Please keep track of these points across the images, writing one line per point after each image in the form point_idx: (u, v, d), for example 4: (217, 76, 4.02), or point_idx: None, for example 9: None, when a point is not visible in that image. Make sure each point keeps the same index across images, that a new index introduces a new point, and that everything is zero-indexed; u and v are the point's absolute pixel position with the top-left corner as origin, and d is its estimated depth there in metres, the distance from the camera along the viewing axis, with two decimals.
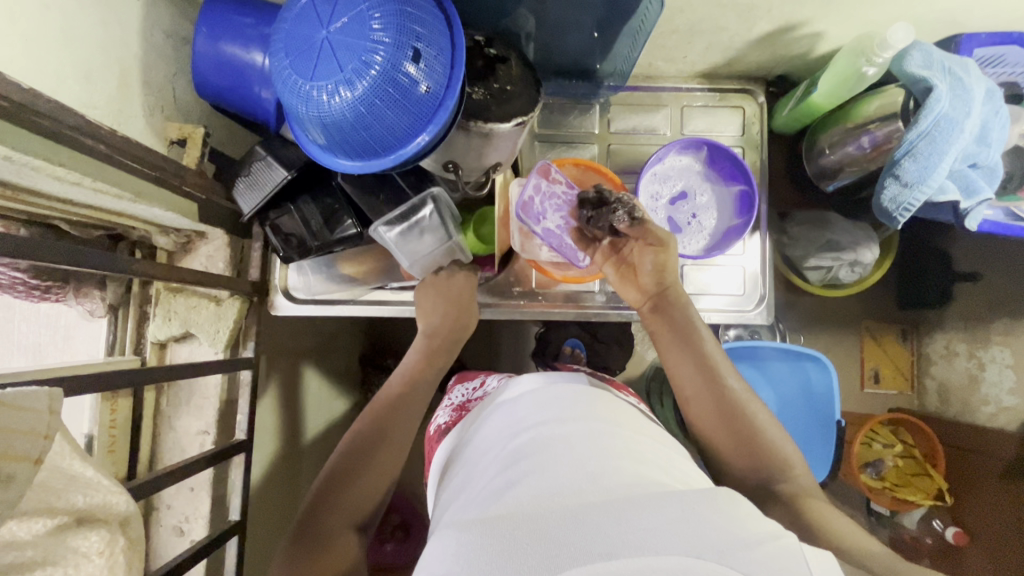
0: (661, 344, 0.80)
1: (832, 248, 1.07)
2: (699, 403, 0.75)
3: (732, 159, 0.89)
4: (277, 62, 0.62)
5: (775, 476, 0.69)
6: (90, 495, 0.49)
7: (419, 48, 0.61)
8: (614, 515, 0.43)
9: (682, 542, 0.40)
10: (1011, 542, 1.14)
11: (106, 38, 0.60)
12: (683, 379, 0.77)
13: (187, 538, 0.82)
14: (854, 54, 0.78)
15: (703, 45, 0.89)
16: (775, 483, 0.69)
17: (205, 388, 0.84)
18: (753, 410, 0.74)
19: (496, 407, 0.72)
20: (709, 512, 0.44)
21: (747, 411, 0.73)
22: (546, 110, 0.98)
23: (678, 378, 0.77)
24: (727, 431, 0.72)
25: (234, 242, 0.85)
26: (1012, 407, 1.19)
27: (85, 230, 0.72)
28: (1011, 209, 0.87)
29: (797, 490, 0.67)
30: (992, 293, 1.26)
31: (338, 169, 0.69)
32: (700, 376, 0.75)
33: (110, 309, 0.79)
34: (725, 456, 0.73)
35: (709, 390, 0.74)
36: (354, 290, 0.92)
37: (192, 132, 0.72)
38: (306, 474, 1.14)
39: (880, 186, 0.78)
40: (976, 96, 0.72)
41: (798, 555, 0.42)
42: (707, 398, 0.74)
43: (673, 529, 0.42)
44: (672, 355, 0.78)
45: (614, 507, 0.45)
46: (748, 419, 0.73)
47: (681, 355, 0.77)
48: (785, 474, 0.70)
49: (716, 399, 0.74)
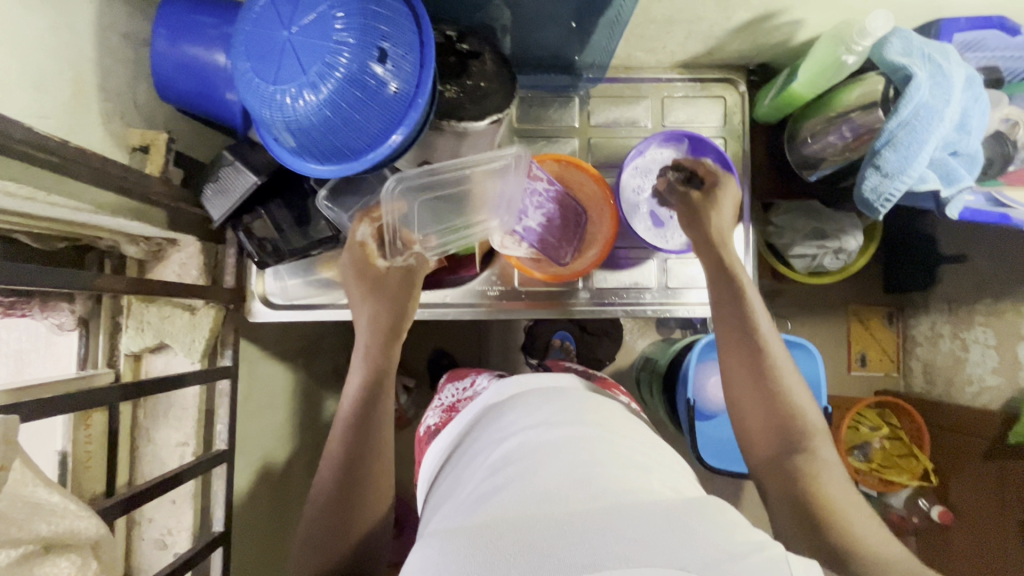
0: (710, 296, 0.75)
1: (817, 235, 1.07)
2: (736, 361, 0.70)
3: (713, 151, 0.87)
4: (238, 64, 0.60)
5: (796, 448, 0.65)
6: (56, 522, 0.48)
7: (386, 47, 0.59)
8: (601, 523, 0.43)
9: (667, 553, 0.40)
10: (995, 520, 1.15)
11: (55, 43, 0.58)
12: (723, 333, 0.72)
13: (171, 552, 0.81)
14: (835, 43, 0.77)
15: (682, 35, 0.87)
16: (790, 454, 0.65)
17: (183, 399, 0.83)
18: (786, 374, 0.69)
19: (487, 414, 0.71)
20: (697, 523, 0.44)
21: (779, 375, 0.68)
22: (524, 104, 0.95)
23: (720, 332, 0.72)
24: (757, 392, 0.68)
25: (208, 248, 0.83)
26: (995, 387, 1.19)
27: (49, 242, 0.69)
28: (992, 194, 0.88)
29: (814, 465, 0.64)
30: (976, 274, 1.23)
31: (309, 174, 0.67)
32: (741, 336, 0.70)
33: (80, 322, 0.77)
34: (744, 412, 0.69)
35: (747, 354, 0.69)
36: (333, 294, 0.89)
37: (155, 138, 0.70)
38: (296, 477, 1.13)
39: (860, 176, 0.78)
40: (956, 83, 0.71)
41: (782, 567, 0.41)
42: (742, 360, 0.69)
43: (658, 542, 0.41)
44: (719, 308, 0.73)
45: (599, 515, 0.44)
46: (779, 385, 0.68)
47: (726, 314, 0.72)
48: (808, 447, 0.65)
49: (752, 361, 0.69)
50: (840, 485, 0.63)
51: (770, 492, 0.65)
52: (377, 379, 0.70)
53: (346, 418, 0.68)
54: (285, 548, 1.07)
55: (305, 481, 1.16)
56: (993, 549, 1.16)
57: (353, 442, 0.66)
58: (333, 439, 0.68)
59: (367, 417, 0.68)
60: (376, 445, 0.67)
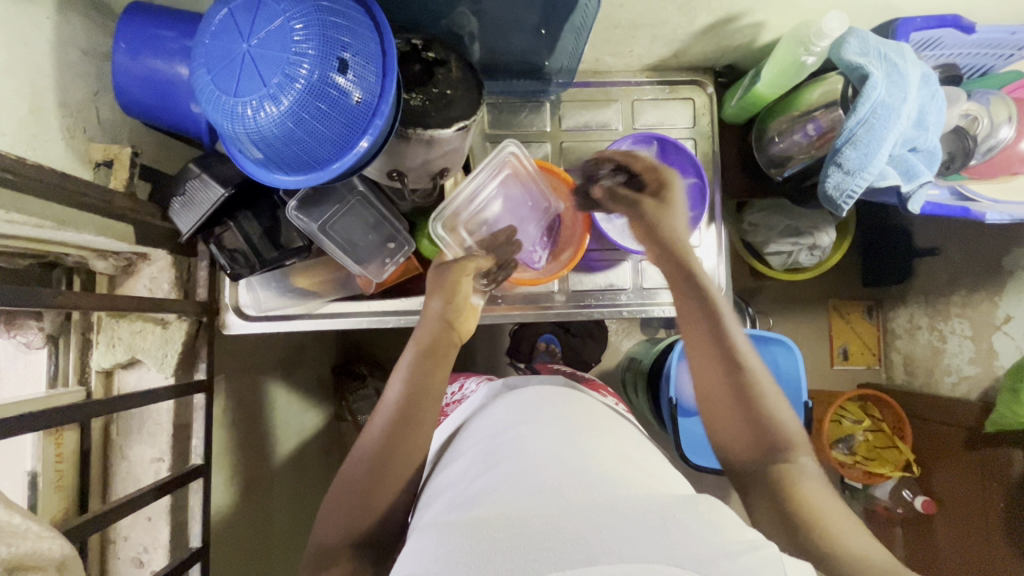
0: (682, 312, 0.74)
1: (791, 233, 1.09)
2: (715, 377, 0.70)
3: (682, 152, 0.89)
4: (198, 78, 0.60)
5: (775, 459, 0.66)
6: (18, 544, 0.47)
7: (346, 58, 0.60)
8: (595, 518, 0.43)
9: (662, 546, 0.40)
10: (976, 508, 1.17)
11: (11, 60, 0.57)
12: (699, 348, 0.72)
13: (148, 569, 0.80)
14: (794, 43, 0.79)
15: (649, 39, 0.88)
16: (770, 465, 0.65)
17: (157, 414, 0.82)
18: (765, 388, 0.69)
19: (479, 414, 0.71)
20: (692, 521, 0.44)
21: (759, 390, 0.69)
22: (495, 110, 0.96)
23: (694, 351, 0.72)
24: (734, 408, 0.68)
25: (180, 261, 0.82)
26: (972, 376, 1.22)
27: (12, 259, 0.68)
28: (956, 188, 0.92)
29: (793, 472, 0.64)
30: (951, 266, 1.27)
31: (276, 185, 0.67)
32: (721, 350, 0.70)
33: (49, 339, 0.76)
34: (718, 429, 0.70)
35: (726, 369, 0.69)
36: (309, 304, 0.89)
37: (119, 153, 0.70)
38: (279, 490, 1.11)
39: (824, 174, 0.79)
40: (911, 81, 0.73)
41: (775, 566, 0.41)
42: (721, 374, 0.69)
43: (652, 537, 0.41)
44: (693, 325, 0.73)
45: (594, 511, 0.44)
46: (756, 399, 0.68)
47: (704, 334, 0.72)
48: (790, 457, 0.66)
49: (731, 371, 0.69)
50: (823, 490, 0.63)
51: (754, 506, 0.65)
52: (425, 371, 0.70)
53: (388, 406, 0.68)
54: (269, 562, 1.06)
55: (289, 493, 1.15)
56: (974, 537, 1.17)
57: (395, 428, 0.65)
58: (372, 423, 0.67)
59: (413, 407, 0.67)
60: (417, 434, 0.66)
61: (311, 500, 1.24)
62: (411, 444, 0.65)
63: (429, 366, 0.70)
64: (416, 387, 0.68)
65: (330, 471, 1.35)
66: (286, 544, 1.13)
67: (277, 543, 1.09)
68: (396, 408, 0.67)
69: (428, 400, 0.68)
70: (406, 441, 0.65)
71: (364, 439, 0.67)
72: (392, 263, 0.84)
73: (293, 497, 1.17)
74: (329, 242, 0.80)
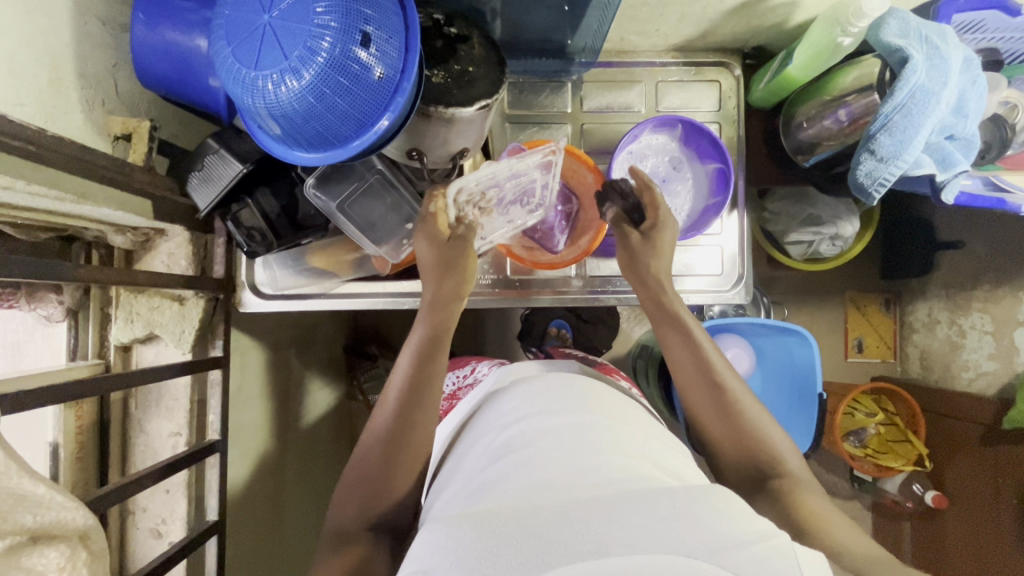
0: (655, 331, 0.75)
1: (813, 222, 1.06)
2: (711, 420, 0.69)
3: (707, 135, 0.86)
4: (219, 50, 0.59)
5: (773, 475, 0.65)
6: (41, 514, 0.48)
7: (368, 31, 0.58)
8: (605, 510, 0.42)
9: (672, 539, 0.39)
10: (988, 502, 1.16)
11: (29, 28, 0.56)
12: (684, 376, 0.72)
13: (165, 541, 0.82)
14: (830, 24, 0.76)
15: (676, 17, 0.85)
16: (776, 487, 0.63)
17: (174, 389, 0.82)
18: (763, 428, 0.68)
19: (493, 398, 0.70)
20: (705, 510, 0.42)
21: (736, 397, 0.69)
22: (515, 91, 0.94)
23: (674, 364, 0.73)
24: (716, 412, 0.69)
25: (196, 237, 0.82)
26: (991, 372, 1.18)
27: (32, 233, 0.68)
28: (990, 179, 0.86)
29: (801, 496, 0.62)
30: (975, 260, 1.21)
31: (294, 162, 0.66)
32: (693, 359, 0.71)
33: (69, 313, 0.76)
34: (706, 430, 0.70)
35: (710, 395, 0.70)
36: (324, 283, 0.89)
37: (138, 126, 0.69)
38: (291, 467, 1.13)
39: (855, 161, 0.77)
40: (953, 64, 0.70)
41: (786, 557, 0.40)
42: (703, 392, 0.70)
43: (661, 527, 0.40)
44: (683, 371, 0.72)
45: (604, 503, 0.43)
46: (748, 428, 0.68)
47: (711, 399, 0.69)
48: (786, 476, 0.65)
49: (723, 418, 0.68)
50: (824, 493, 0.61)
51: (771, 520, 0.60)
52: (427, 363, 0.68)
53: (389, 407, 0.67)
54: (279, 535, 1.07)
55: (299, 468, 1.15)
56: (984, 534, 1.17)
57: (403, 411, 0.66)
58: (382, 404, 0.68)
59: (420, 394, 0.67)
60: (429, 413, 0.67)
61: (320, 477, 1.24)
62: (427, 406, 0.67)
63: (434, 354, 0.69)
64: (416, 377, 0.68)
65: (341, 449, 1.36)
66: (296, 518, 1.14)
67: (287, 516, 1.10)
68: (402, 392, 0.67)
69: (431, 384, 0.68)
70: (414, 420, 0.66)
71: (378, 411, 0.68)
72: (409, 244, 0.83)
73: (304, 473, 1.18)
74: (347, 222, 0.79)
